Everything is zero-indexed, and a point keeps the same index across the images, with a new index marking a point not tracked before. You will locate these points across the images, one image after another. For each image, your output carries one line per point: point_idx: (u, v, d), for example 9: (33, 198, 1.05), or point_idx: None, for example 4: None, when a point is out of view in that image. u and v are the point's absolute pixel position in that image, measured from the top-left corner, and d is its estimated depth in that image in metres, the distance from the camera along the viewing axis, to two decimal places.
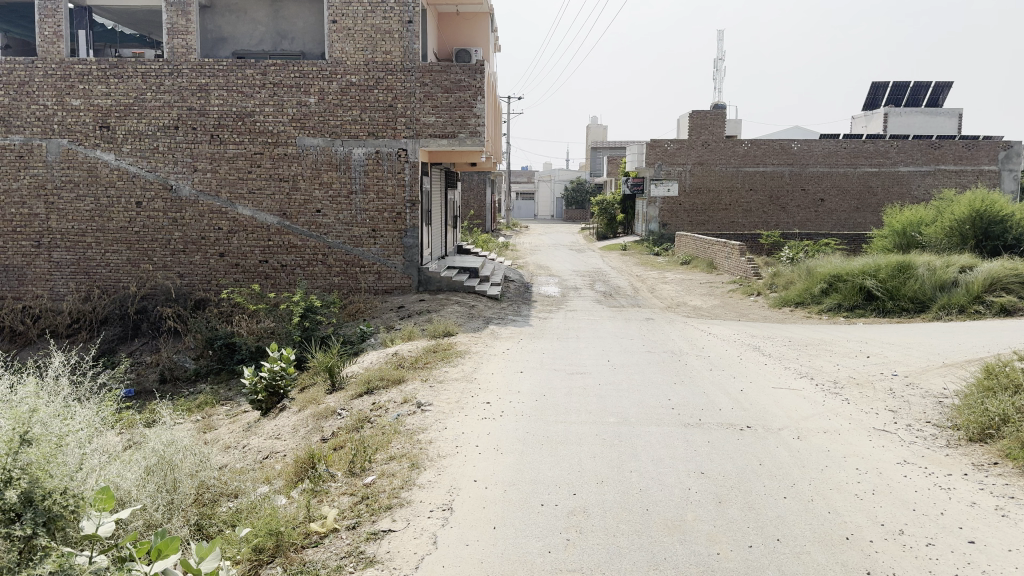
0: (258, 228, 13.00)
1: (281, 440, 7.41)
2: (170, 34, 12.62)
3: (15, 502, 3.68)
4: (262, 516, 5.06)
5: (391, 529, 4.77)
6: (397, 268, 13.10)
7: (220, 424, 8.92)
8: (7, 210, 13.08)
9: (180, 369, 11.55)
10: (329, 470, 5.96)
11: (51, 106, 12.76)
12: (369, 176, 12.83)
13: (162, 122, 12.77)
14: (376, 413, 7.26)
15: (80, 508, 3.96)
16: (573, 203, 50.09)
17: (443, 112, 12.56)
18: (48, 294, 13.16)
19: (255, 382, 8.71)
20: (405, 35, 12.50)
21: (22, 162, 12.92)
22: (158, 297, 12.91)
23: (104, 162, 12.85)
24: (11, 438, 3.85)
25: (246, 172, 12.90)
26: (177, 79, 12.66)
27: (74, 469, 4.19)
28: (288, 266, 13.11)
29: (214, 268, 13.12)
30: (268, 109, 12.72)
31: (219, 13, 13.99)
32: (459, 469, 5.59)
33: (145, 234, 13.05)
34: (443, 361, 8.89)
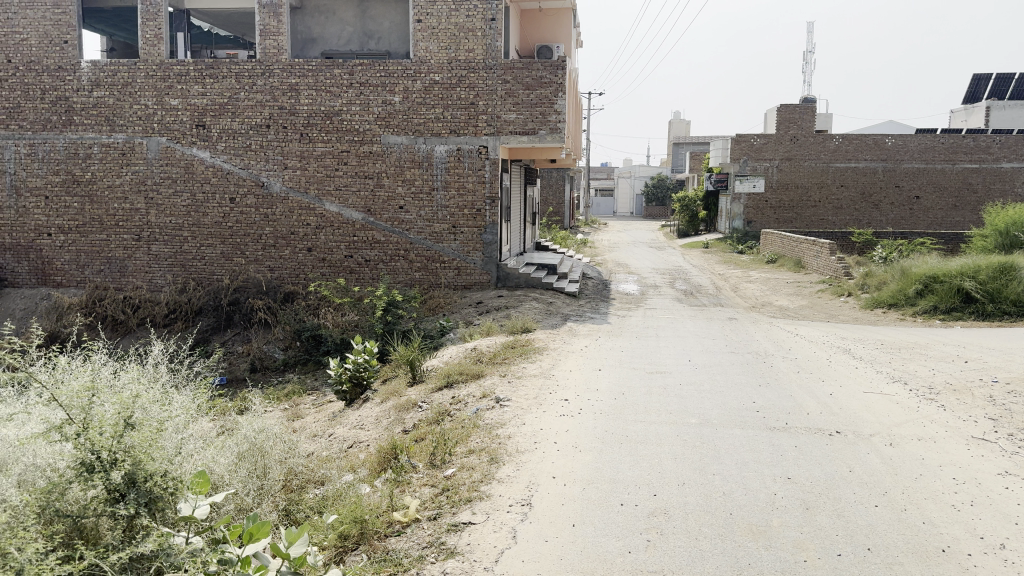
0: (343, 223, 13.31)
1: (364, 431, 7.57)
2: (262, 35, 13.06)
3: (119, 483, 3.94)
4: (347, 504, 5.20)
5: (471, 521, 4.82)
6: (476, 265, 13.19)
7: (307, 412, 9.20)
8: (111, 205, 13.73)
9: (270, 359, 11.98)
10: (411, 461, 6.07)
11: (152, 105, 13.36)
12: (451, 173, 12.96)
13: (254, 120, 13.22)
14: (456, 406, 7.35)
15: (178, 490, 4.19)
16: (654, 200, 49.41)
17: (524, 109, 12.58)
18: (147, 285, 13.78)
19: (340, 373, 8.93)
20: (487, 33, 12.57)
21: (125, 159, 13.56)
22: (250, 289, 13.38)
23: (201, 160, 13.40)
24: (116, 421, 4.09)
25: (333, 169, 13.21)
26: (269, 79, 13.09)
27: (173, 453, 4.38)
28: (372, 260, 13.38)
29: (302, 262, 13.53)
30: (354, 108, 13.01)
31: (310, 13, 14.37)
32: (538, 465, 5.60)
33: (238, 229, 13.55)
34: (522, 356, 8.92)
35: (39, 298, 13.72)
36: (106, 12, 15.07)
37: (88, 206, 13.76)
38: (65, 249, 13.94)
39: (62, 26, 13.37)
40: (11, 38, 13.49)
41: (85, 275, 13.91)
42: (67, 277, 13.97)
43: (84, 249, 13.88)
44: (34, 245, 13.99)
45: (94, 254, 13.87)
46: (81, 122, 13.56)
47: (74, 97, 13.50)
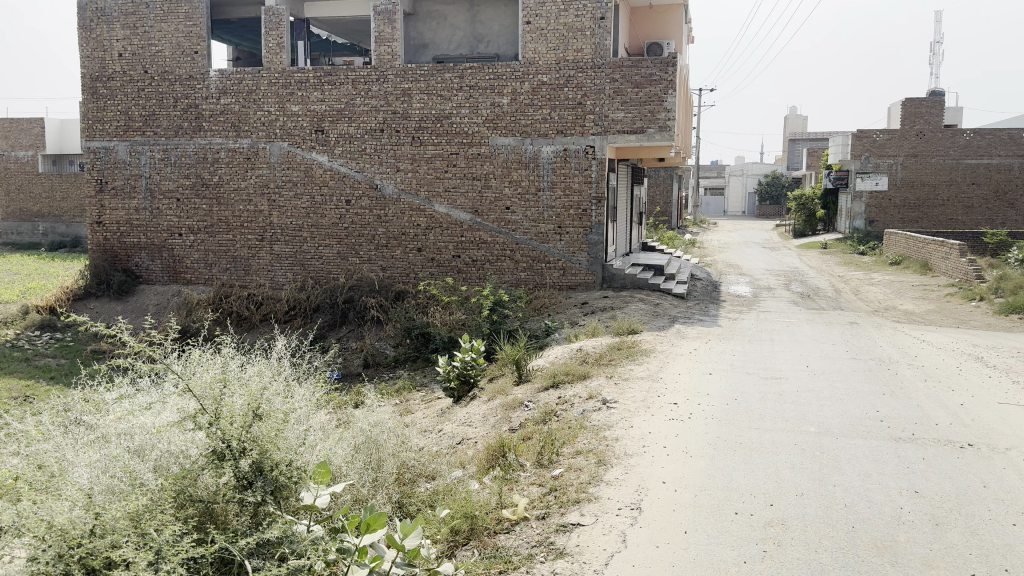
0: (452, 224, 13.55)
1: (472, 427, 7.68)
2: (377, 42, 13.48)
3: (247, 471, 4.16)
4: (457, 499, 5.31)
5: (579, 522, 4.81)
6: (582, 265, 13.15)
7: (417, 408, 9.42)
8: (236, 206, 14.47)
9: (382, 356, 12.34)
10: (518, 460, 6.12)
11: (275, 112, 14.01)
12: (557, 174, 12.97)
13: (369, 125, 13.66)
14: (563, 407, 7.34)
15: (301, 480, 4.37)
16: (768, 198, 47.91)
17: (632, 107, 12.45)
18: (269, 283, 14.46)
19: (448, 370, 9.07)
20: (596, 32, 12.50)
21: (249, 163, 14.27)
22: (364, 288, 13.78)
23: (319, 163, 13.94)
24: (246, 412, 4.32)
25: (443, 171, 13.47)
26: (384, 84, 13.49)
27: (297, 444, 4.57)
28: (479, 260, 13.56)
29: (412, 262, 13.86)
30: (463, 110, 13.22)
31: (422, 19, 14.70)
32: (647, 469, 5.53)
33: (353, 229, 14.01)
34: (629, 358, 8.83)
35: (171, 294, 14.58)
36: (233, 23, 15.90)
37: (216, 208, 14.55)
38: (195, 248, 14.79)
39: (193, 38, 14.21)
40: (147, 50, 14.43)
41: (213, 273, 14.72)
42: (196, 274, 14.82)
43: (212, 249, 14.69)
44: (167, 245, 14.90)
45: (221, 253, 14.66)
46: (210, 128, 14.35)
47: (203, 105, 14.31)
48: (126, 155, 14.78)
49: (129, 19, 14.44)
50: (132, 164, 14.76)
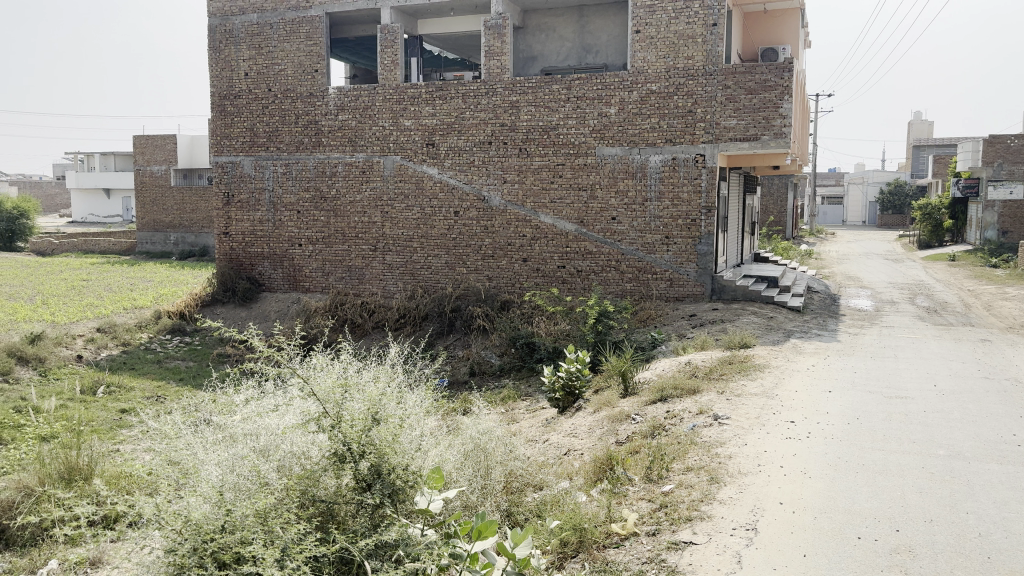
0: (557, 235, 13.58)
1: (578, 439, 7.64)
2: (487, 56, 13.71)
3: (366, 474, 4.31)
4: (566, 511, 5.31)
5: (692, 541, 4.71)
6: (690, 276, 12.89)
7: (522, 417, 9.44)
8: (352, 218, 14.99)
9: (487, 364, 12.49)
10: (626, 474, 6.06)
11: (389, 127, 14.47)
12: (665, 183, 12.79)
13: (478, 138, 13.90)
14: (672, 421, 7.21)
15: (417, 484, 4.49)
16: (890, 207, 45.71)
17: (746, 114, 12.12)
18: (381, 291, 14.90)
19: (553, 381, 9.03)
20: (708, 39, 12.29)
21: (364, 176, 14.77)
22: (471, 297, 13.94)
23: (430, 176, 14.29)
24: (365, 416, 4.47)
25: (550, 182, 13.52)
26: (492, 97, 13.69)
27: (413, 449, 4.69)
28: (584, 271, 13.51)
29: (518, 272, 13.96)
30: (571, 121, 13.25)
31: (531, 32, 14.89)
32: (763, 488, 5.36)
33: (461, 240, 14.26)
34: (741, 373, 8.59)
35: (291, 302, 15.24)
36: (350, 41, 16.54)
37: (333, 219, 15.13)
38: (313, 258, 15.43)
39: (313, 56, 14.84)
40: (271, 69, 15.19)
41: (329, 282, 15.30)
42: (314, 283, 15.44)
43: (329, 258, 15.28)
44: (287, 254, 15.60)
45: (336, 263, 15.22)
46: (328, 143, 14.96)
47: (322, 121, 14.93)
48: (251, 169, 15.59)
49: (254, 40, 15.26)
50: (256, 178, 15.55)
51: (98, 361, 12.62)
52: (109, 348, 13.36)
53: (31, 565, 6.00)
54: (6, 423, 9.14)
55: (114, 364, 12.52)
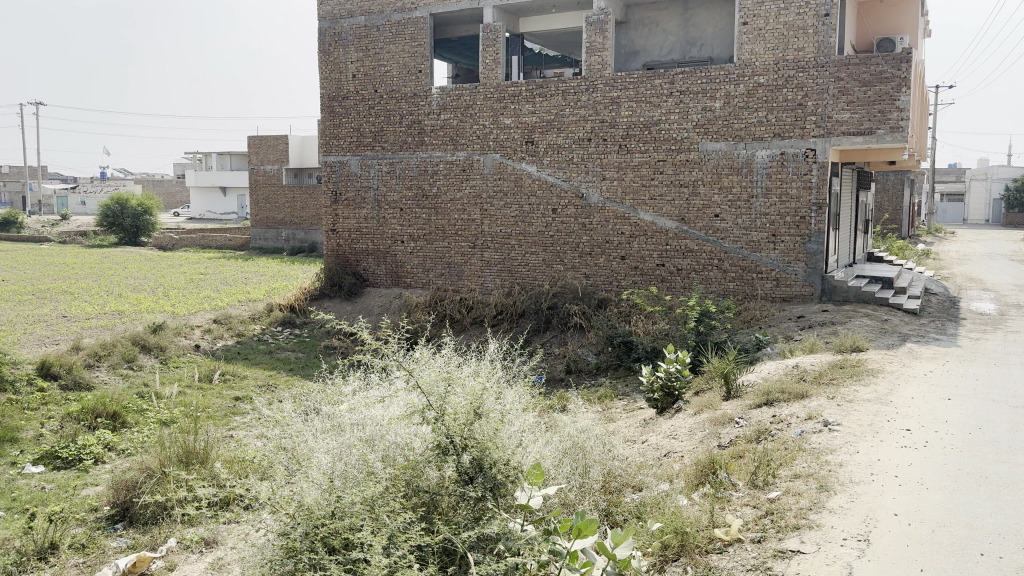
0: (657, 232, 13.38)
1: (678, 441, 7.50)
2: (588, 52, 13.64)
3: (469, 466, 4.37)
4: (666, 513, 5.23)
5: (800, 550, 4.55)
6: (798, 276, 12.45)
7: (620, 417, 9.33)
8: (452, 215, 15.22)
9: (583, 362, 12.41)
10: (730, 479, 5.90)
11: (489, 125, 14.61)
12: (772, 179, 12.39)
13: (578, 135, 13.85)
14: (778, 426, 6.98)
15: (517, 479, 4.49)
16: (1016, 205, 42.88)
17: (859, 107, 11.61)
18: (479, 288, 15.07)
19: (652, 381, 8.83)
20: (820, 29, 11.83)
21: (465, 174, 14.96)
22: (567, 295, 13.89)
23: (528, 173, 14.35)
24: (468, 410, 4.53)
25: (650, 179, 13.33)
26: (593, 94, 13.62)
27: (515, 444, 4.72)
28: (684, 269, 13.24)
29: (616, 270, 13.82)
30: (673, 116, 13.01)
31: (634, 27, 14.73)
32: (876, 498, 5.11)
33: (559, 237, 14.25)
34: (852, 378, 8.23)
35: (393, 297, 15.63)
36: (454, 41, 16.80)
37: (433, 217, 15.40)
38: (414, 255, 15.76)
39: (417, 57, 15.14)
40: (377, 71, 15.59)
41: (429, 278, 15.61)
42: (415, 279, 15.78)
43: (429, 255, 15.57)
44: (390, 251, 16.00)
45: (437, 259, 15.50)
46: (430, 142, 15.23)
47: (425, 121, 15.21)
48: (357, 168, 16.04)
49: (362, 42, 15.70)
50: (362, 177, 16.01)
51: (215, 351, 13.29)
52: (224, 339, 14.03)
53: (152, 541, 6.37)
54: (130, 407, 9.74)
55: (229, 353, 13.14)
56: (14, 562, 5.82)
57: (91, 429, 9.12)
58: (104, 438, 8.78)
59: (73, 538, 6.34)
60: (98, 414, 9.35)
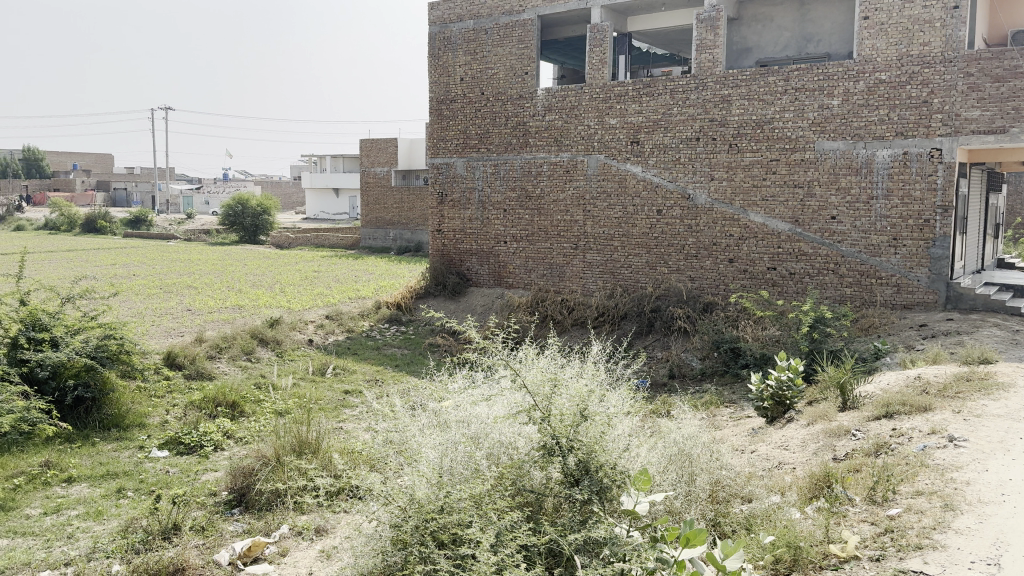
0: (768, 235, 12.95)
1: (789, 453, 7.22)
2: (699, 50, 13.35)
3: (575, 469, 4.33)
4: (778, 526, 5.04)
5: (922, 571, 4.29)
6: (921, 282, 11.78)
7: (727, 424, 9.08)
8: (555, 216, 15.22)
9: (688, 367, 12.13)
10: (846, 493, 5.64)
11: (595, 125, 14.54)
12: (894, 180, 11.79)
13: (686, 134, 13.58)
14: (898, 440, 6.62)
15: (623, 484, 4.41)
16: None
17: (991, 104, 10.89)
18: (581, 290, 15.01)
19: (762, 389, 8.53)
20: (949, 22, 11.18)
21: (568, 175, 14.94)
22: (671, 298, 13.64)
23: (633, 174, 14.19)
24: (574, 412, 4.50)
25: (762, 179, 12.92)
26: (703, 92, 13.33)
27: (622, 449, 4.64)
28: (797, 274, 12.76)
29: (723, 273, 13.46)
30: (788, 115, 12.56)
31: (746, 23, 14.32)
32: (1008, 521, 4.76)
33: (663, 239, 14.01)
34: (982, 392, 7.70)
35: (495, 297, 15.78)
36: (560, 42, 16.81)
37: (536, 218, 15.44)
38: (517, 255, 15.84)
39: (524, 59, 15.22)
40: (485, 73, 15.78)
41: (532, 278, 15.67)
42: (517, 279, 15.87)
43: (532, 256, 15.63)
44: (493, 251, 16.15)
45: (539, 260, 15.54)
46: (535, 143, 15.28)
47: (530, 122, 15.29)
48: (463, 170, 16.27)
49: (470, 46, 15.91)
50: (467, 178, 16.23)
51: (326, 345, 13.76)
52: (335, 334, 14.51)
53: (267, 527, 6.64)
54: (248, 398, 10.21)
55: (339, 348, 13.58)
56: (141, 539, 6.18)
57: (212, 417, 9.59)
58: (224, 426, 9.23)
59: (194, 520, 6.67)
60: (218, 403, 9.83)
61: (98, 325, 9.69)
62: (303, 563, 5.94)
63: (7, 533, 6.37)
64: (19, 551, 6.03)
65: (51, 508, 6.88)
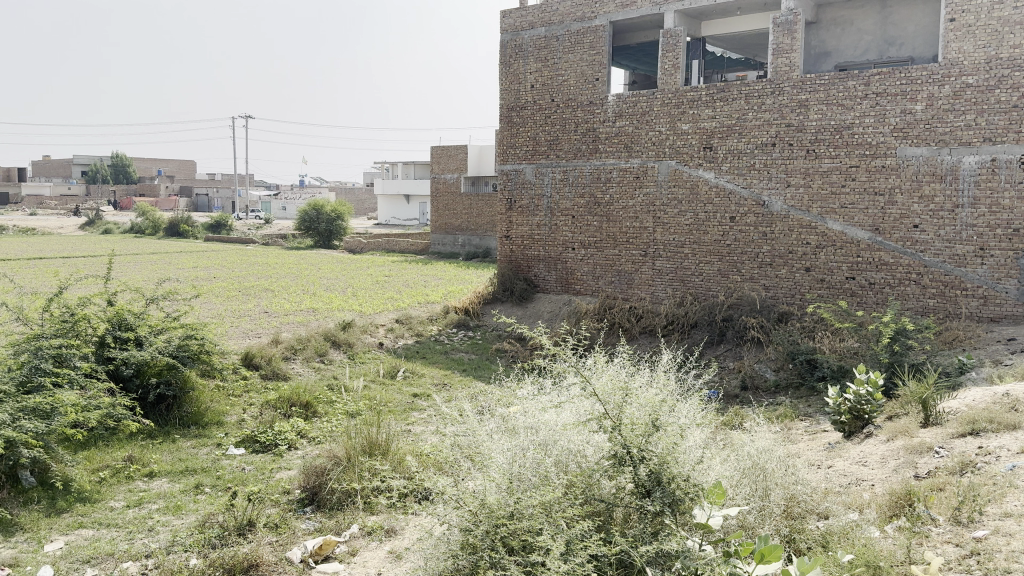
0: (847, 243, 12.59)
1: (868, 469, 6.98)
2: (775, 54, 13.08)
3: (646, 480, 4.29)
4: (856, 544, 4.89)
5: None
6: (1010, 294, 11.25)
7: (801, 439, 8.84)
8: (624, 223, 15.11)
9: (761, 379, 11.86)
10: (929, 513, 5.43)
11: (666, 131, 14.40)
12: (981, 188, 11.30)
13: (761, 139, 13.32)
14: (985, 459, 6.32)
15: (696, 497, 4.34)
16: None
17: None
18: (650, 297, 14.86)
19: (839, 403, 8.28)
20: None
21: (638, 181, 14.83)
22: (744, 307, 13.38)
23: (705, 180, 13.99)
24: (647, 422, 4.46)
25: (840, 186, 12.58)
26: (779, 97, 13.05)
27: (696, 461, 4.57)
28: (877, 284, 12.37)
29: (799, 282, 13.14)
30: (868, 120, 12.20)
31: (825, 27, 13.98)
32: None
33: (736, 247, 13.76)
34: None
35: (563, 303, 15.76)
36: (632, 48, 16.70)
37: (605, 224, 15.36)
38: (585, 262, 15.79)
39: (595, 65, 15.19)
40: (555, 80, 15.80)
41: (600, 285, 15.59)
42: (585, 286, 15.81)
43: (600, 263, 15.55)
44: (561, 258, 16.14)
45: (607, 267, 15.45)
46: (605, 149, 15.22)
47: (600, 128, 15.24)
48: (532, 176, 16.32)
49: (541, 53, 15.97)
50: (536, 185, 16.27)
51: (396, 348, 13.97)
52: (404, 338, 14.72)
53: (337, 526, 6.76)
54: (321, 399, 10.45)
55: (408, 352, 13.76)
56: (217, 534, 6.38)
57: (286, 416, 9.84)
58: (297, 426, 9.46)
59: (268, 517, 6.84)
60: (292, 403, 10.08)
61: (179, 325, 10.06)
62: (372, 563, 6.03)
63: (92, 523, 6.67)
64: (104, 542, 6.30)
65: (133, 502, 7.17)
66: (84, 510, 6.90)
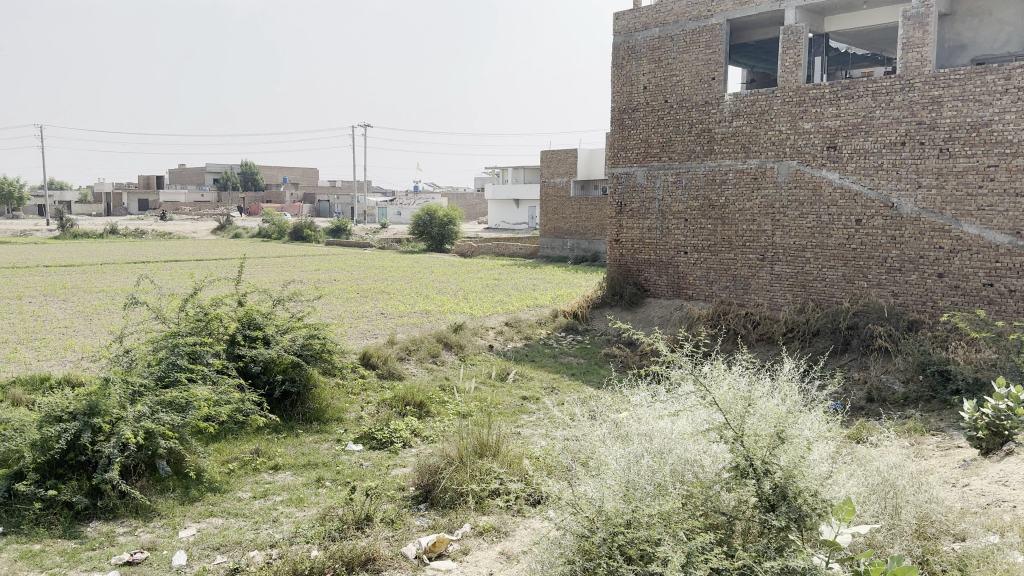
0: (985, 248, 11.80)
1: (1009, 489, 6.52)
2: (905, 48, 12.43)
3: (770, 494, 4.13)
4: (997, 570, 4.58)
5: None
6: None
7: (932, 454, 8.37)
8: (740, 226, 14.73)
9: (889, 391, 11.25)
10: None
11: (786, 130, 13.94)
12: None
13: (889, 138, 12.70)
14: None
15: (823, 513, 4.14)
16: None
17: None
18: (768, 303, 14.44)
19: (976, 418, 7.76)
20: None
21: (756, 183, 14.41)
22: (871, 314, 12.77)
23: (829, 181, 13.46)
24: (772, 434, 4.32)
25: (977, 187, 11.81)
26: (909, 94, 12.41)
27: (823, 475, 4.38)
28: (1018, 291, 11.53)
29: (932, 289, 12.43)
30: (1009, 116, 11.38)
31: (961, 18, 13.21)
32: None
33: (863, 250, 13.17)
34: None
35: (675, 308, 15.53)
36: (750, 46, 16.25)
37: (720, 227, 15.01)
38: (699, 266, 15.48)
39: (711, 65, 14.89)
40: (670, 81, 15.58)
41: (713, 290, 15.26)
42: (698, 291, 15.51)
43: (714, 267, 15.21)
44: (673, 261, 15.87)
45: (722, 271, 15.10)
46: (721, 150, 14.88)
47: (716, 129, 14.91)
48: (644, 179, 16.14)
49: (655, 54, 15.79)
50: (648, 187, 16.07)
51: (506, 351, 14.13)
52: (514, 341, 14.86)
53: (450, 524, 6.89)
54: (434, 399, 10.69)
55: (519, 355, 13.89)
56: (337, 528, 6.62)
57: (402, 415, 10.11)
58: (412, 425, 9.72)
59: (384, 513, 7.06)
60: (407, 403, 10.35)
61: (303, 325, 10.54)
62: (484, 562, 6.13)
63: (222, 512, 7.07)
64: (232, 530, 6.67)
65: (259, 493, 7.55)
66: (214, 499, 7.33)
